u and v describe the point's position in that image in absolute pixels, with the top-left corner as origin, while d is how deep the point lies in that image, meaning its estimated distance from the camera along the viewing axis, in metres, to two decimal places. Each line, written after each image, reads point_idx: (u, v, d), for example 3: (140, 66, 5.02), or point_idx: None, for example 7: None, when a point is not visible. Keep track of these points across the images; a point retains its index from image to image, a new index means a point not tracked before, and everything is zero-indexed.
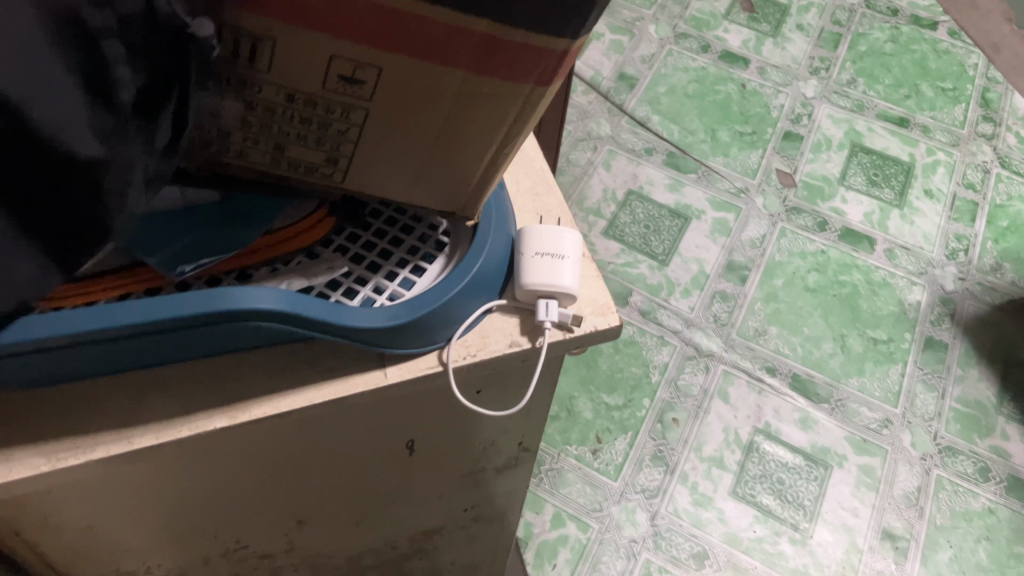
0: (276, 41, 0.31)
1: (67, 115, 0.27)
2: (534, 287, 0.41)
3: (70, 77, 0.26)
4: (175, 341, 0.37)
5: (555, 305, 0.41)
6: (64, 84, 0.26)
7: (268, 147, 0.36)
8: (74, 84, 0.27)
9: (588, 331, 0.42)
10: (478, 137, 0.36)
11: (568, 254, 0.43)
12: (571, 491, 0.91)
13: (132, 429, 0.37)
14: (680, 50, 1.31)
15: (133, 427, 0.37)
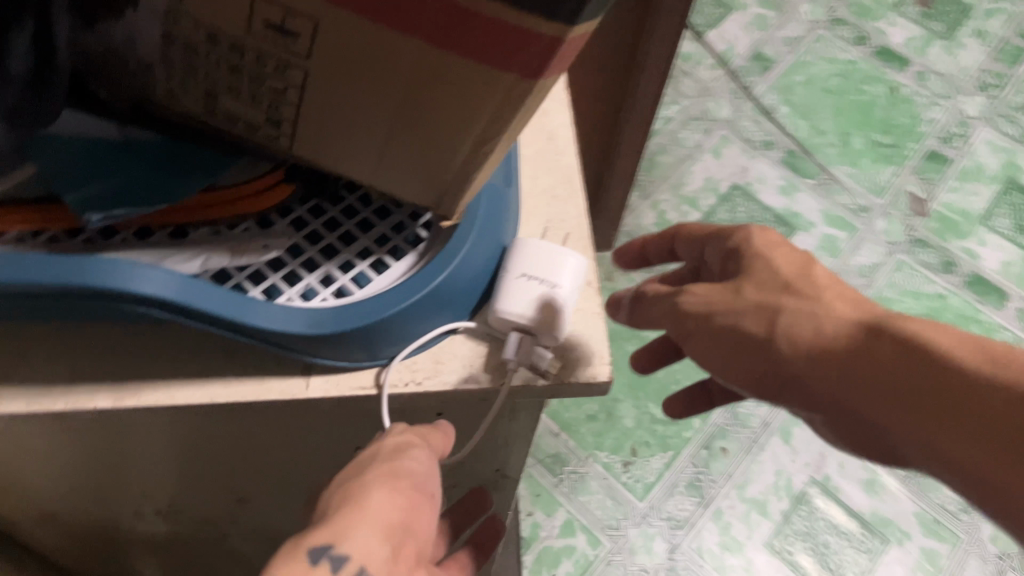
0: None
1: None
2: (507, 315, 0.34)
3: None
4: (59, 308, 0.31)
5: (528, 345, 0.34)
6: None
7: (199, 95, 0.29)
8: None
9: (561, 383, 0.35)
10: (447, 129, 0.28)
11: (564, 283, 0.35)
12: (590, 501, 0.84)
13: (4, 390, 0.32)
14: (831, 37, 1.17)
15: (11, 387, 0.32)
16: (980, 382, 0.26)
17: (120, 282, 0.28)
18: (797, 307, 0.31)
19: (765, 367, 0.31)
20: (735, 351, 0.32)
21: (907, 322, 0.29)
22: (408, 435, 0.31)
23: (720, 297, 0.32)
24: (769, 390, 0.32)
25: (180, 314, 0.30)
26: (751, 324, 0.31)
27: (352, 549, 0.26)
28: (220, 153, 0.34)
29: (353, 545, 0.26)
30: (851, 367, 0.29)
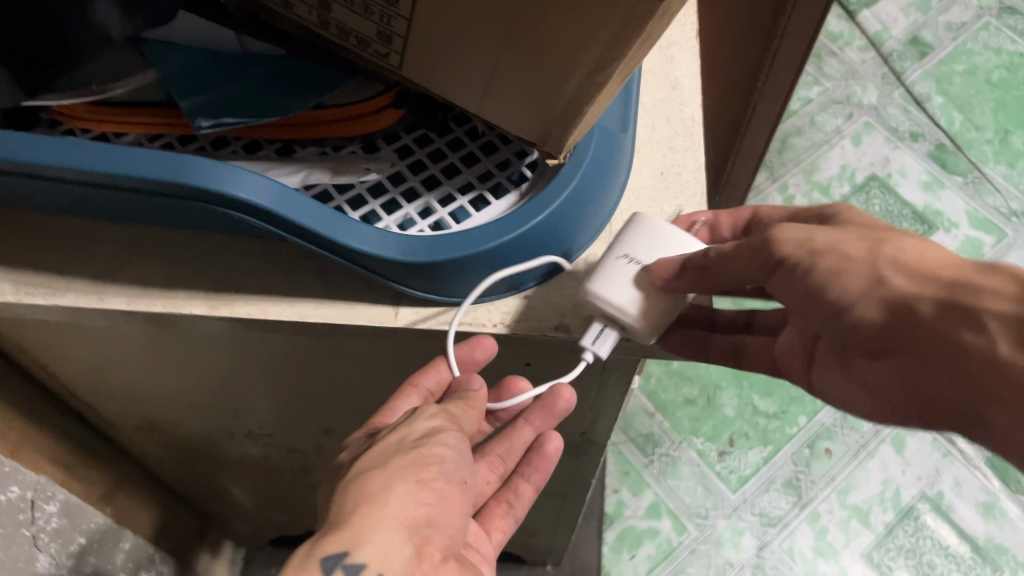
0: None
1: None
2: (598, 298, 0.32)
3: None
4: (158, 210, 0.31)
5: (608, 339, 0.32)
6: None
7: (313, 3, 0.29)
8: None
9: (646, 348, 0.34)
10: (559, 54, 0.26)
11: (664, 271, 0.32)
12: (679, 486, 0.81)
13: (105, 285, 0.33)
14: (1000, 25, 1.08)
15: (113, 283, 0.33)
16: None
17: (219, 183, 0.28)
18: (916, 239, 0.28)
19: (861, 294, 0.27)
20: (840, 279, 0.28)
21: None
22: (438, 421, 0.31)
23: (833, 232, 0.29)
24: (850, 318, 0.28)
25: (273, 225, 0.30)
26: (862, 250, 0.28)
27: (367, 556, 0.27)
28: (332, 72, 0.34)
29: (370, 550, 0.27)
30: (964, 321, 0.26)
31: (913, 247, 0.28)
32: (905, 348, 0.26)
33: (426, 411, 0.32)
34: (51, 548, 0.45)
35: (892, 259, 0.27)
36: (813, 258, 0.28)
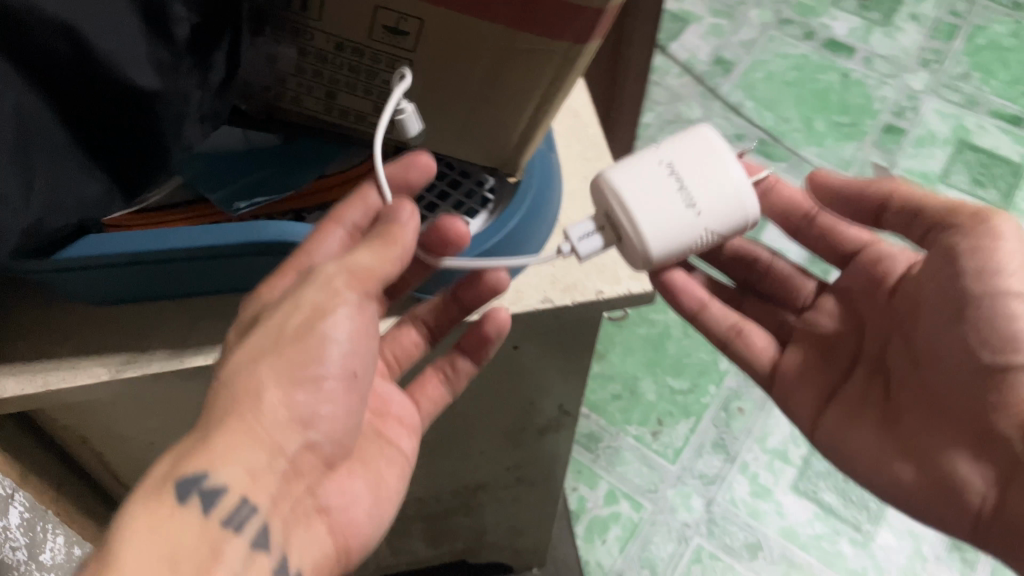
0: None
1: (120, 46, 0.29)
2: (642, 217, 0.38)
3: (128, 14, 0.29)
4: (221, 271, 0.39)
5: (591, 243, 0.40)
6: (122, 21, 0.29)
7: (321, 95, 0.38)
8: (133, 19, 0.29)
9: (598, 299, 0.43)
10: (518, 94, 0.37)
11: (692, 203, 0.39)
12: (627, 470, 0.91)
13: (180, 348, 0.40)
14: (781, 36, 1.29)
15: (186, 347, 0.40)
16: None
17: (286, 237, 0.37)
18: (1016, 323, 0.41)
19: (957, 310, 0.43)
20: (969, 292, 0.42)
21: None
22: (324, 297, 0.35)
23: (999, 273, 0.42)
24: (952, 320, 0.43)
25: None
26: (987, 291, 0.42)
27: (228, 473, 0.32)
28: (326, 148, 0.43)
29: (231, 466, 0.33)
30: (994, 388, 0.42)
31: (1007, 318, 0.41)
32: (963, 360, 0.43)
33: (321, 277, 0.35)
34: None
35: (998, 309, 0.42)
36: (981, 285, 0.42)
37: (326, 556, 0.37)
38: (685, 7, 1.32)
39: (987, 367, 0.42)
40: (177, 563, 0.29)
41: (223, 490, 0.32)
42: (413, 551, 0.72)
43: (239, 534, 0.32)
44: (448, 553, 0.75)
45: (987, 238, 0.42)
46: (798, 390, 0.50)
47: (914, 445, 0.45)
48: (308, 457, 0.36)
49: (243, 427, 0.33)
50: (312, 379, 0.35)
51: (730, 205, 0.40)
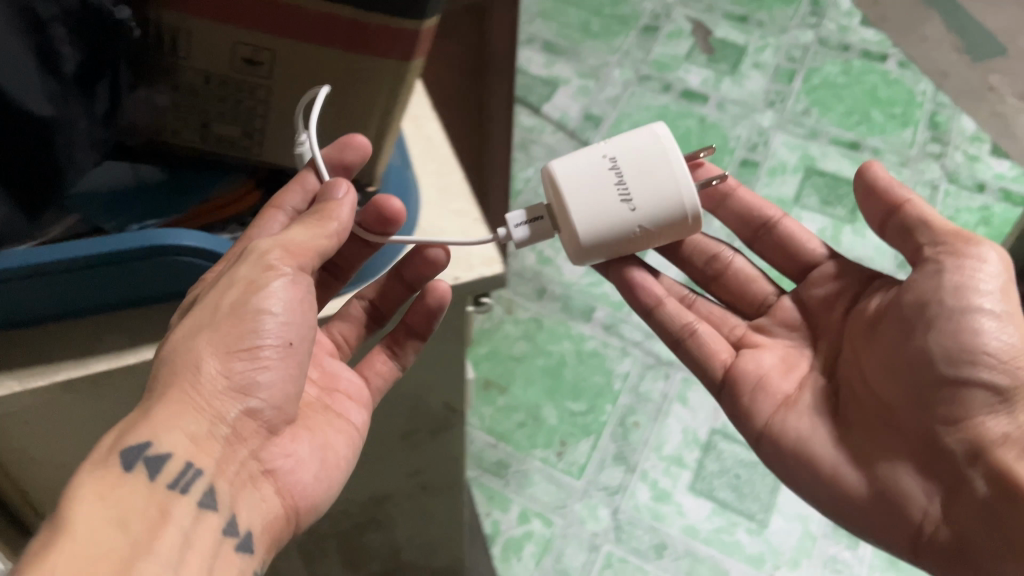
0: (190, 32, 0.40)
1: (18, 76, 0.35)
2: (575, 207, 0.48)
3: (24, 48, 0.35)
4: (118, 280, 0.43)
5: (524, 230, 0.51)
6: (19, 55, 0.35)
7: (195, 127, 0.44)
8: (28, 54, 0.35)
9: (453, 284, 0.51)
10: (362, 108, 0.44)
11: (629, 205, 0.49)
12: (536, 491, 0.97)
13: (87, 359, 0.45)
14: (642, 90, 1.42)
15: (91, 355, 0.45)
16: (964, 471, 0.49)
17: (177, 240, 0.42)
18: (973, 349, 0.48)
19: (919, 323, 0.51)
20: (933, 311, 0.50)
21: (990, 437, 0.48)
22: (261, 271, 0.42)
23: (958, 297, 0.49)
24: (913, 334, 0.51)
25: (210, 262, 0.44)
26: (947, 320, 0.49)
27: (169, 445, 0.39)
28: (210, 176, 0.47)
29: (170, 440, 0.39)
30: (944, 408, 0.49)
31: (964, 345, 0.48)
32: (921, 377, 0.50)
33: (258, 253, 0.43)
34: None
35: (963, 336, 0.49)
36: (944, 312, 0.49)
37: (273, 511, 0.44)
38: (553, 72, 1.44)
39: (948, 378, 0.49)
40: (125, 522, 0.36)
41: (163, 466, 0.39)
42: None
43: (185, 495, 0.39)
44: None
45: (970, 260, 0.50)
46: (753, 393, 0.56)
47: (866, 453, 0.53)
48: (252, 422, 0.43)
49: (183, 397, 0.40)
50: (249, 349, 0.42)
51: (665, 207, 0.49)
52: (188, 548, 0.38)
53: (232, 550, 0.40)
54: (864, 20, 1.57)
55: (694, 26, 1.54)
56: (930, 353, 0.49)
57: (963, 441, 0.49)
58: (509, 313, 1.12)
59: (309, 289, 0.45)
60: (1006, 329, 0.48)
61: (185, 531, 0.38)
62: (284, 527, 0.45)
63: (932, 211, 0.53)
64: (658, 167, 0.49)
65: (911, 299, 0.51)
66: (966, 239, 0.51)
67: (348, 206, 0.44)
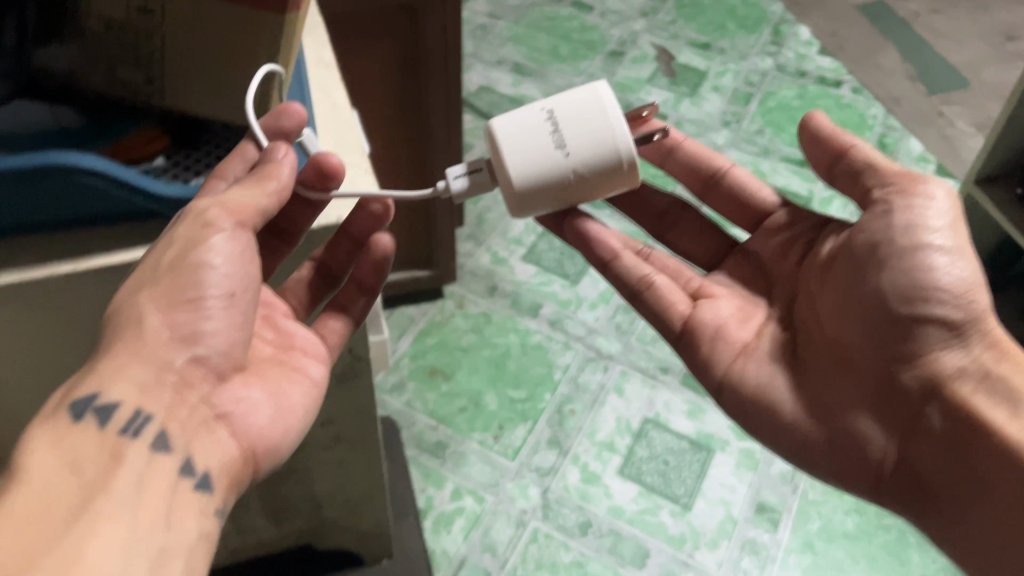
0: None
1: None
2: (508, 151, 0.54)
3: None
4: (26, 198, 0.48)
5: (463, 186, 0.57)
6: None
7: (104, 73, 0.52)
8: None
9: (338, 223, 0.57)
10: (246, 61, 0.50)
11: (562, 149, 0.53)
12: (471, 470, 1.01)
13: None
14: None
15: (3, 268, 0.50)
16: (918, 400, 0.56)
17: (73, 161, 0.47)
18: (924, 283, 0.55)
19: (869, 268, 0.57)
20: (881, 255, 0.57)
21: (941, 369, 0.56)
22: (197, 229, 0.48)
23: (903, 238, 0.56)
24: (865, 280, 0.58)
25: (111, 185, 0.49)
26: (900, 262, 0.56)
27: (118, 394, 0.46)
28: (123, 124, 0.53)
29: (120, 391, 0.46)
30: (898, 345, 0.57)
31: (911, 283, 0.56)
32: (879, 316, 0.57)
33: (196, 213, 0.49)
34: None
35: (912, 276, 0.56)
36: (890, 253, 0.56)
37: (228, 452, 0.50)
38: (520, 91, 1.52)
39: (908, 317, 0.56)
40: (78, 465, 0.43)
41: (114, 411, 0.45)
42: (258, 531, 0.81)
43: (137, 439, 0.46)
44: (293, 534, 0.84)
45: (918, 199, 0.57)
46: (715, 339, 0.62)
47: (826, 394, 0.59)
48: (199, 369, 0.50)
49: (129, 350, 0.47)
50: (192, 300, 0.49)
51: (597, 151, 0.53)
52: (145, 484, 0.44)
53: (190, 487, 0.47)
54: (822, 50, 1.65)
55: (658, 52, 1.62)
56: (888, 295, 0.56)
57: (921, 377, 0.56)
58: (459, 307, 1.18)
59: (252, 248, 0.51)
60: (957, 266, 0.55)
61: (139, 469, 0.45)
62: (241, 464, 0.51)
63: (875, 154, 0.60)
64: (590, 115, 0.54)
65: (864, 242, 0.58)
66: (909, 177, 0.58)
67: (286, 162, 0.51)
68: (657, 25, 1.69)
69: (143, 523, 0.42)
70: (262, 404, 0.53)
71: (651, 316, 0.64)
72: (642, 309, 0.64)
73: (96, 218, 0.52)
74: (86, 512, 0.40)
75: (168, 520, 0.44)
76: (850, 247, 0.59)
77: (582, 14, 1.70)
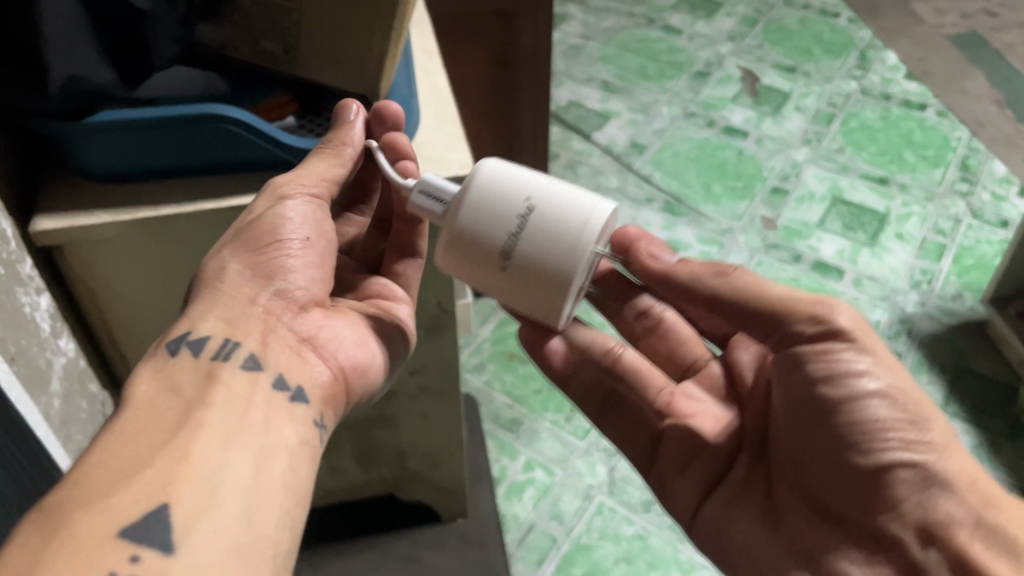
0: None
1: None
2: (471, 206, 0.51)
3: None
4: (182, 143, 0.59)
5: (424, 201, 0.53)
6: None
7: (249, 44, 0.61)
8: None
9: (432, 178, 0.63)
10: (365, 33, 0.60)
11: (517, 246, 0.51)
12: (543, 446, 1.08)
13: (158, 205, 0.60)
14: (687, 125, 1.57)
15: (162, 203, 0.60)
16: (894, 548, 0.51)
17: (223, 110, 0.57)
18: (869, 433, 0.52)
19: (818, 416, 0.54)
20: (826, 405, 0.53)
21: (914, 518, 0.51)
22: (271, 200, 0.55)
23: (840, 393, 0.52)
24: (819, 427, 0.54)
25: (250, 133, 0.59)
26: (847, 412, 0.52)
27: (210, 329, 0.52)
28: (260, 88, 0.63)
29: (208, 326, 0.52)
30: (861, 488, 0.53)
31: (860, 432, 0.52)
32: (835, 463, 0.54)
33: (273, 187, 0.56)
34: None
35: (861, 425, 0.52)
36: (839, 405, 0.53)
37: (319, 377, 0.55)
38: (607, 106, 1.61)
39: (864, 467, 0.52)
40: (178, 388, 0.48)
41: (207, 342, 0.51)
42: (347, 474, 0.90)
43: (229, 361, 0.51)
44: (378, 481, 0.93)
45: (843, 351, 0.52)
46: (679, 468, 0.63)
47: (796, 538, 0.56)
48: (284, 302, 0.55)
49: (215, 295, 0.54)
50: (274, 244, 0.55)
51: (549, 272, 0.51)
52: (244, 399, 0.49)
53: (286, 398, 0.52)
54: (908, 74, 1.68)
55: (743, 73, 1.69)
56: (837, 441, 0.53)
57: (896, 527, 0.51)
58: None
59: (325, 209, 0.57)
60: (898, 407, 0.51)
61: (234, 388, 0.49)
62: (334, 386, 0.56)
63: (762, 288, 0.53)
64: (560, 235, 0.50)
65: (807, 394, 0.54)
66: (809, 315, 0.53)
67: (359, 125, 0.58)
68: (744, 48, 1.76)
69: (242, 428, 0.47)
70: (348, 334, 0.58)
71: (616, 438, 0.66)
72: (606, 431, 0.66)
73: (236, 166, 0.62)
74: (189, 420, 0.46)
75: (267, 426, 0.49)
76: (794, 397, 0.55)
77: (671, 37, 1.79)
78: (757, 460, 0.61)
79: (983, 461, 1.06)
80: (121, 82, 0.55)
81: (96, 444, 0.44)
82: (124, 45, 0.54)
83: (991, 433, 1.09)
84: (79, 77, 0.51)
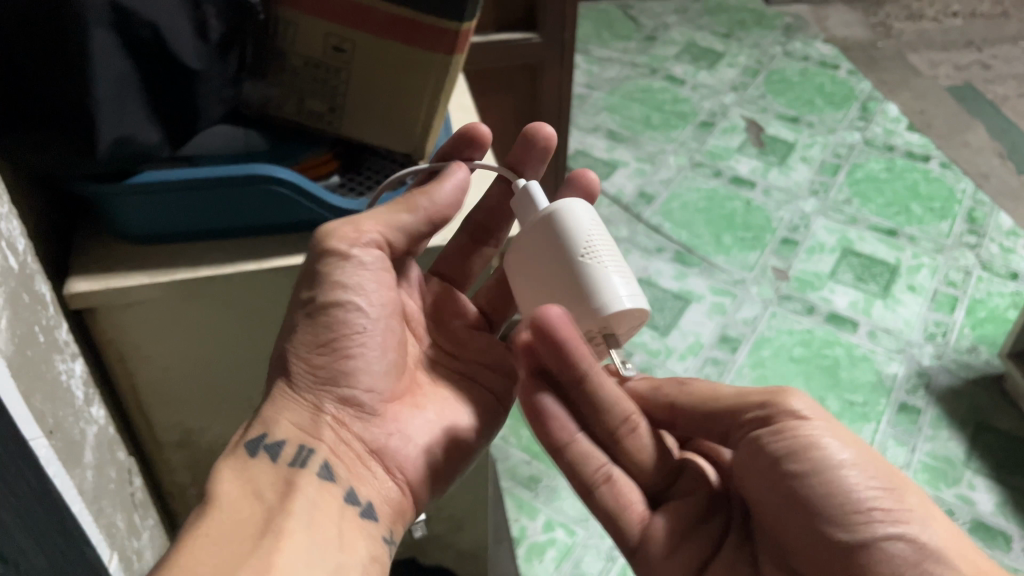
0: (296, 25, 0.57)
1: (185, 46, 0.50)
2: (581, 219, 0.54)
3: (189, 29, 0.51)
4: (223, 204, 0.57)
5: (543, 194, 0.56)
6: (184, 31, 0.50)
7: (294, 103, 0.60)
8: (192, 33, 0.51)
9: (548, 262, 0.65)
10: (414, 96, 0.59)
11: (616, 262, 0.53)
12: (562, 504, 1.05)
13: (196, 266, 0.58)
14: (694, 175, 1.57)
15: (201, 264, 0.58)
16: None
17: (268, 170, 0.55)
18: (842, 503, 0.49)
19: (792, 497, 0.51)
20: (798, 483, 0.50)
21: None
22: (316, 258, 0.54)
23: (807, 468, 0.50)
24: (795, 505, 0.51)
25: (295, 193, 0.58)
26: (818, 488, 0.50)
27: (285, 433, 0.53)
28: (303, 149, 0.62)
29: (283, 430, 0.53)
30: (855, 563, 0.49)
31: (837, 506, 0.49)
32: (821, 546, 0.50)
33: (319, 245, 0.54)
34: (138, 512, 0.65)
35: (837, 498, 0.49)
36: (810, 480, 0.50)
37: (385, 485, 0.56)
38: (614, 155, 1.61)
39: (850, 545, 0.49)
40: (260, 494, 0.50)
41: (281, 449, 0.53)
42: None
43: (305, 469, 0.52)
44: (399, 544, 0.90)
45: (801, 425, 0.51)
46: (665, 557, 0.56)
47: None
48: (350, 408, 0.55)
49: (287, 396, 0.54)
50: (331, 345, 0.54)
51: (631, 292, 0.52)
52: (321, 510, 0.51)
53: (356, 513, 0.53)
54: (910, 126, 1.70)
55: (748, 123, 1.70)
56: (816, 520, 0.50)
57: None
58: None
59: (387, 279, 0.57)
60: (871, 474, 0.50)
61: (312, 496, 0.51)
62: (403, 499, 0.57)
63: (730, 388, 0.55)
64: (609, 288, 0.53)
65: (775, 476, 0.52)
66: (759, 403, 0.53)
67: (451, 186, 0.56)
68: (747, 98, 1.77)
69: (320, 542, 0.49)
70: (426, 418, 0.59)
71: (600, 515, 0.57)
72: (592, 507, 0.56)
73: (277, 227, 0.60)
74: (269, 531, 0.47)
75: (341, 541, 0.50)
76: (763, 483, 0.53)
77: (674, 87, 1.80)
78: (743, 540, 0.57)
79: (1008, 518, 1.04)
80: (166, 142, 0.53)
81: (183, 548, 0.45)
82: (174, 106, 0.52)
83: (1013, 489, 1.07)
84: (127, 138, 0.50)
